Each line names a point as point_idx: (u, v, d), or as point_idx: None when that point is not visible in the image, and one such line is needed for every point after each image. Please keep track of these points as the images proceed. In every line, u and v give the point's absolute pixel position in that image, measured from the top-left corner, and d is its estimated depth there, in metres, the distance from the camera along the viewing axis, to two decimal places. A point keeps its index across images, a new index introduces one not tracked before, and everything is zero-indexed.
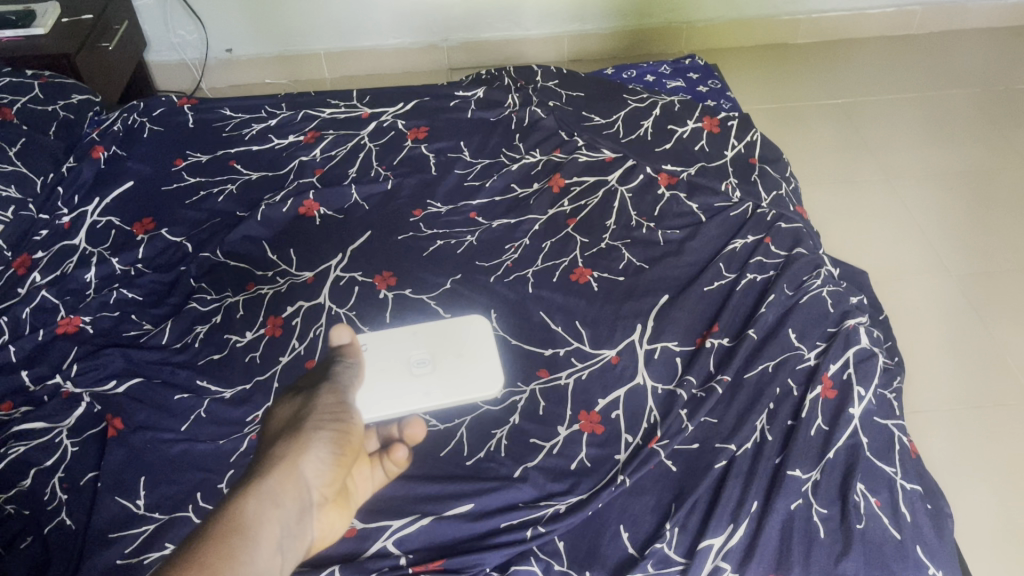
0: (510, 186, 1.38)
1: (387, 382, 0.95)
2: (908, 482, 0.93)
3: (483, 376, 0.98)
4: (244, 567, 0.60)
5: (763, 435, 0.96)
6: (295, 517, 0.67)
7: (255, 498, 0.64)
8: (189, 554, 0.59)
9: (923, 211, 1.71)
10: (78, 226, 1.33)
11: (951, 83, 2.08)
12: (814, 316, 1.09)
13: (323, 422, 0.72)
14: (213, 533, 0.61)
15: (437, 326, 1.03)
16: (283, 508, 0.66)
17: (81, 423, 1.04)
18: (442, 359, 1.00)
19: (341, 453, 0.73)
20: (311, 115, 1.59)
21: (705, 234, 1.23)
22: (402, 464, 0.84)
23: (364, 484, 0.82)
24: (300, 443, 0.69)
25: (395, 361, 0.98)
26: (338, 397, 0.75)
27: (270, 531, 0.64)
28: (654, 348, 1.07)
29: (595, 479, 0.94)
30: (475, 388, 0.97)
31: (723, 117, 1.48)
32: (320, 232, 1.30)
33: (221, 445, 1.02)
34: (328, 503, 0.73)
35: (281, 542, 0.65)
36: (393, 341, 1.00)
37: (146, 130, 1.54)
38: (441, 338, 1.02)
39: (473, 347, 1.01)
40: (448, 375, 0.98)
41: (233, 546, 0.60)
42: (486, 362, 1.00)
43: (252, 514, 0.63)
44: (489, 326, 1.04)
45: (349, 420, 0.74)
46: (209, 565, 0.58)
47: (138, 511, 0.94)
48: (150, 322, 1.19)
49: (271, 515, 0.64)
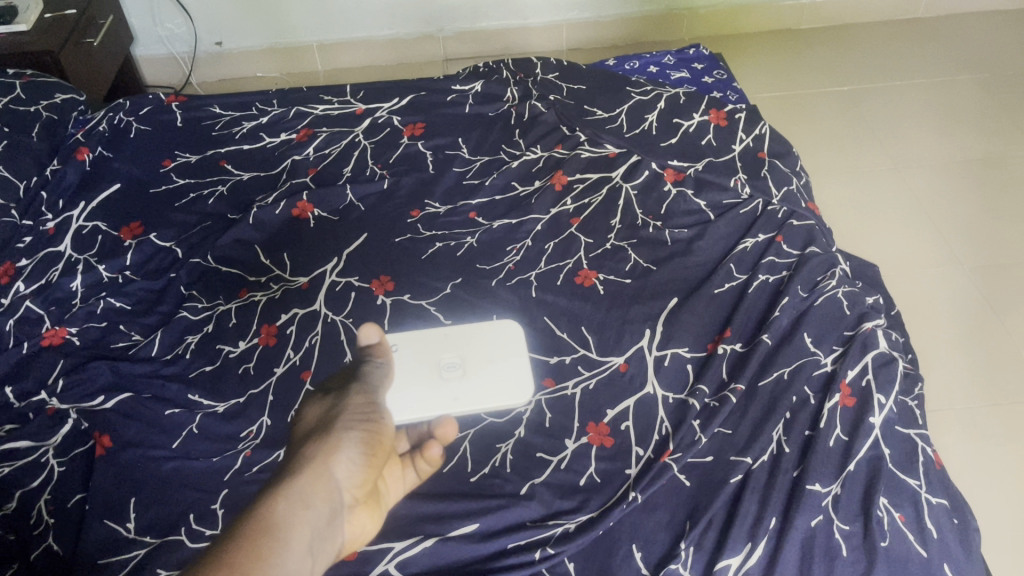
0: (510, 184, 1.33)
1: (416, 384, 0.93)
2: (933, 495, 0.88)
3: (514, 385, 0.96)
4: (275, 569, 0.60)
5: (780, 447, 0.92)
6: (326, 519, 0.67)
7: (285, 499, 0.64)
8: (220, 556, 0.59)
9: (933, 202, 1.67)
10: (64, 231, 1.28)
11: (958, 69, 2.03)
12: (830, 319, 1.05)
13: (354, 422, 0.72)
14: (244, 534, 0.61)
15: (466, 329, 1.00)
16: (314, 509, 0.66)
17: (68, 441, 1.00)
18: (472, 362, 0.97)
19: (371, 454, 0.73)
20: (303, 112, 1.53)
21: (714, 233, 1.19)
22: (435, 465, 0.82)
23: (395, 486, 0.81)
24: (330, 444, 0.69)
25: (425, 364, 0.95)
26: (368, 397, 0.75)
27: (301, 533, 0.64)
28: (665, 354, 1.03)
29: (605, 495, 0.90)
30: (504, 398, 0.95)
31: (730, 109, 1.41)
32: (314, 236, 1.25)
33: (215, 462, 0.97)
34: (358, 505, 0.73)
35: (312, 546, 0.65)
36: (423, 343, 0.98)
37: (132, 130, 1.49)
38: (471, 342, 0.99)
39: (504, 352, 0.98)
40: (478, 380, 0.96)
41: (264, 547, 0.60)
42: (517, 369, 0.97)
43: (282, 514, 0.63)
44: (520, 331, 1.01)
45: (378, 420, 0.74)
46: (239, 566, 0.58)
47: (128, 534, 0.90)
48: (140, 332, 1.14)
49: (303, 517, 0.64)
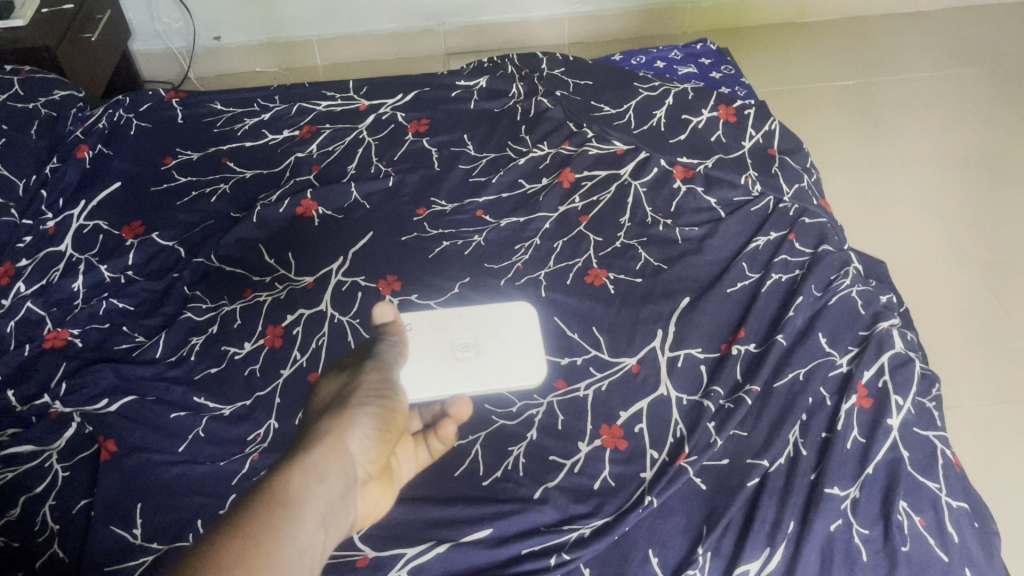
0: (517, 181, 1.31)
1: (430, 363, 0.96)
2: (954, 499, 0.87)
3: (526, 364, 0.98)
4: (289, 540, 0.60)
5: (797, 450, 0.90)
6: (339, 494, 0.68)
7: (300, 472, 0.65)
8: (235, 525, 0.59)
9: (941, 196, 1.66)
10: (65, 230, 1.26)
11: (964, 62, 2.02)
12: (845, 318, 1.04)
13: (369, 398, 0.73)
14: (259, 504, 0.62)
15: (480, 311, 1.03)
16: (328, 483, 0.66)
17: (71, 445, 0.98)
18: (485, 343, 1.00)
19: (384, 430, 0.74)
20: (306, 108, 1.51)
21: (725, 231, 1.17)
22: (447, 444, 0.86)
23: (408, 463, 0.85)
24: (345, 419, 0.70)
25: (439, 344, 0.98)
26: (382, 375, 0.76)
27: (315, 505, 0.64)
28: (677, 355, 1.01)
29: (620, 499, 0.88)
30: (516, 376, 0.97)
31: (739, 105, 1.39)
32: (318, 235, 1.24)
33: (222, 466, 0.96)
34: (371, 480, 0.74)
35: (325, 519, 0.65)
36: (439, 325, 1.01)
37: (133, 127, 1.47)
38: (486, 324, 1.02)
39: (517, 334, 1.01)
40: (491, 360, 0.98)
41: (278, 518, 0.61)
42: (530, 350, 0.99)
43: (296, 486, 0.64)
44: (533, 314, 1.03)
45: (393, 396, 0.75)
46: (254, 536, 0.59)
47: (135, 541, 0.89)
48: (143, 334, 1.12)
49: (316, 489, 0.65)
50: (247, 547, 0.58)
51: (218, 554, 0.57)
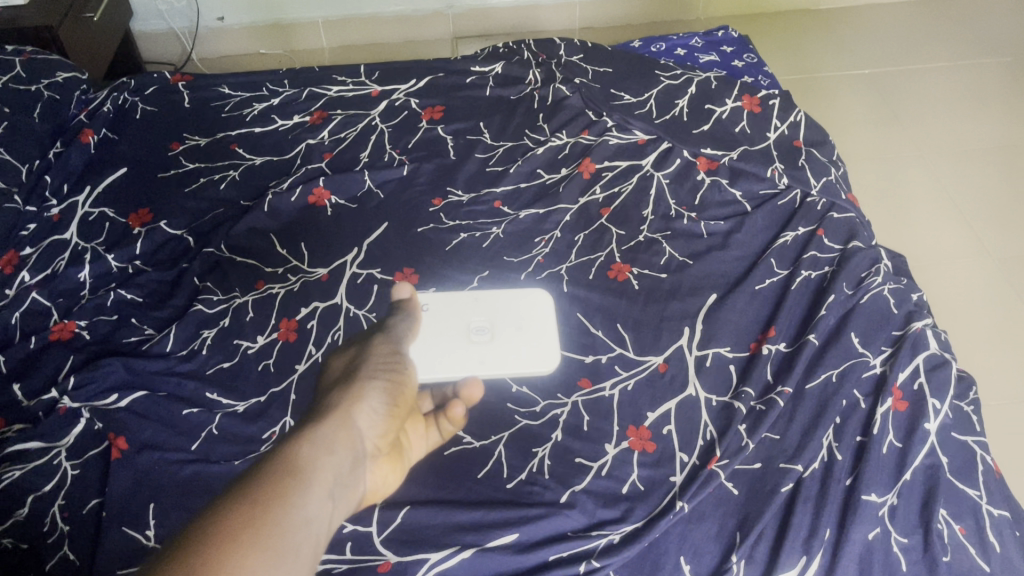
0: (536, 171, 1.28)
1: (443, 344, 0.96)
2: (994, 506, 0.85)
3: (540, 352, 0.97)
4: (299, 509, 0.59)
5: (832, 454, 0.88)
6: (351, 466, 0.66)
7: (311, 443, 0.63)
8: (244, 491, 0.58)
9: (961, 190, 1.62)
10: (69, 218, 1.22)
11: (981, 51, 1.99)
12: (877, 317, 1.01)
13: (379, 371, 0.72)
14: (269, 473, 0.60)
15: (497, 296, 1.02)
16: (341, 455, 0.65)
17: (81, 442, 0.95)
18: (500, 327, 0.98)
19: (394, 405, 0.72)
20: (316, 94, 1.47)
21: (752, 226, 1.14)
22: (457, 424, 0.83)
23: (419, 443, 0.82)
24: (356, 391, 0.69)
25: (455, 326, 0.98)
26: (392, 348, 0.76)
27: (327, 476, 0.62)
28: (706, 354, 0.99)
29: (650, 504, 0.86)
30: (528, 363, 0.96)
31: (764, 95, 1.35)
32: (333, 225, 1.20)
33: (236, 465, 0.93)
34: (382, 455, 0.72)
35: (337, 489, 0.63)
36: (455, 306, 1.00)
37: (138, 110, 1.43)
38: (502, 308, 1.00)
39: (533, 320, 0.99)
40: (506, 345, 0.97)
41: (289, 487, 0.59)
42: (544, 338, 0.98)
43: (307, 457, 0.62)
44: (549, 302, 1.02)
45: (401, 371, 0.74)
46: (263, 503, 0.57)
47: (148, 543, 0.86)
48: (153, 327, 1.09)
49: (329, 461, 0.63)
50: (255, 514, 0.56)
51: (227, 521, 0.55)
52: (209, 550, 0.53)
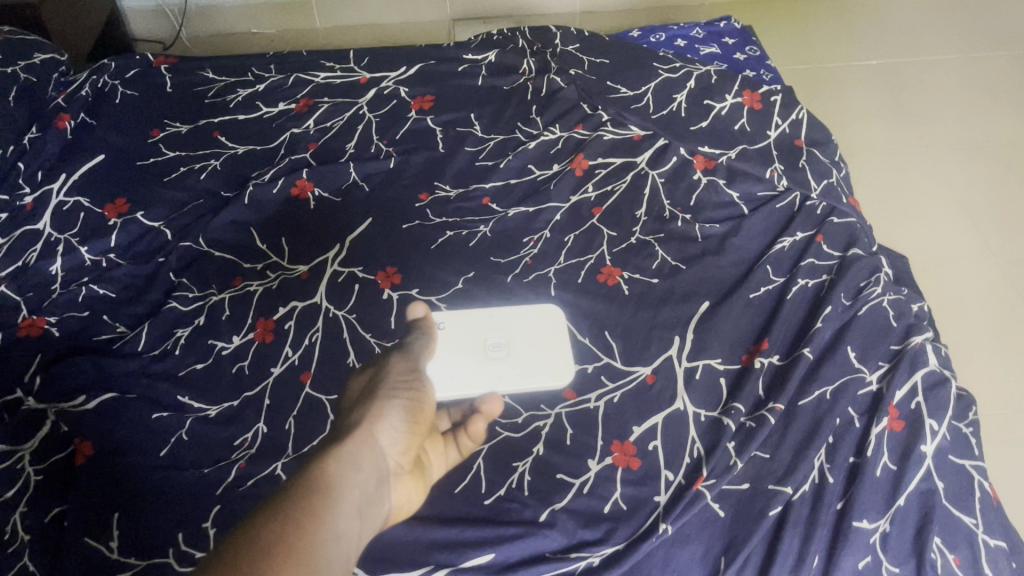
0: (526, 167, 1.23)
1: (459, 362, 0.93)
2: (991, 536, 0.82)
3: (557, 368, 0.94)
4: (329, 525, 0.60)
5: (823, 476, 0.84)
6: (375, 484, 0.68)
7: (336, 461, 0.65)
8: (278, 505, 0.59)
9: (969, 188, 1.57)
10: (43, 207, 1.18)
11: (995, 44, 1.93)
12: (876, 331, 0.97)
13: (396, 390, 0.74)
14: (299, 488, 0.61)
15: (513, 310, 0.99)
16: (364, 473, 0.66)
17: (46, 446, 0.91)
18: (516, 343, 0.95)
19: (414, 421, 0.74)
20: (303, 80, 1.43)
21: (749, 229, 1.10)
22: (477, 440, 0.85)
23: (439, 462, 0.83)
24: (376, 410, 0.71)
25: (470, 344, 0.95)
26: (410, 365, 0.77)
27: (352, 494, 0.64)
28: (696, 366, 0.95)
29: (634, 524, 0.83)
30: (546, 377, 0.93)
31: (765, 91, 1.30)
32: (315, 220, 1.16)
33: (205, 473, 0.89)
34: (403, 473, 0.74)
35: (362, 507, 0.65)
36: (469, 322, 0.97)
37: (118, 95, 1.38)
38: (518, 323, 0.97)
39: (549, 335, 0.96)
40: (523, 361, 0.94)
41: (318, 504, 0.60)
42: (560, 352, 0.95)
43: (334, 475, 0.63)
44: (563, 316, 0.99)
45: (420, 389, 0.76)
46: (295, 518, 0.58)
47: (111, 555, 0.82)
48: (125, 324, 1.05)
49: (353, 479, 0.65)
50: (289, 529, 0.56)
51: (260, 535, 0.55)
52: (249, 569, 0.53)
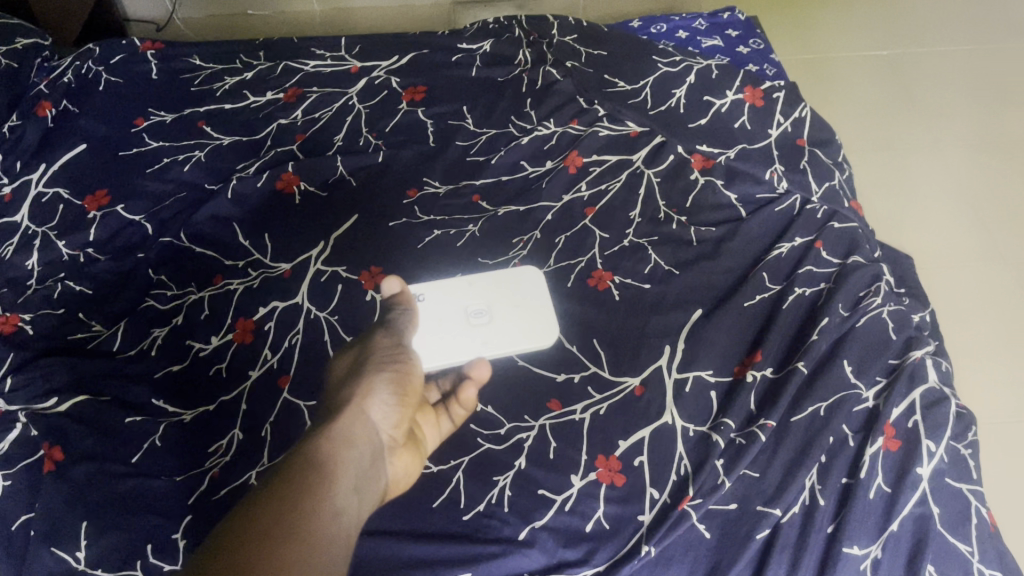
0: (518, 164, 1.20)
1: (443, 329, 0.89)
2: (987, 566, 0.79)
3: (539, 330, 0.92)
4: (326, 503, 0.58)
5: (814, 497, 0.82)
6: (370, 458, 0.66)
7: (328, 439, 0.63)
8: (272, 487, 0.57)
9: (977, 185, 1.53)
10: (21, 198, 1.15)
11: (1010, 36, 1.87)
12: (874, 344, 0.94)
13: (385, 363, 0.72)
14: (292, 469, 0.59)
15: (490, 276, 0.96)
16: (358, 448, 0.65)
17: (16, 448, 0.89)
18: (498, 309, 0.93)
19: (404, 394, 0.72)
20: (292, 69, 1.39)
21: (746, 234, 1.07)
22: (468, 410, 0.83)
23: (432, 433, 0.82)
24: (365, 385, 0.69)
25: (452, 310, 0.91)
26: (395, 340, 0.75)
27: (348, 469, 0.62)
28: (686, 378, 0.91)
29: (616, 545, 0.80)
30: (530, 339, 0.91)
31: (768, 86, 1.25)
32: (299, 216, 1.13)
33: (177, 481, 0.87)
34: (399, 446, 0.72)
35: (358, 483, 0.63)
36: (448, 289, 0.93)
37: (102, 81, 1.34)
38: (497, 288, 0.95)
39: (529, 297, 0.94)
40: (506, 326, 0.92)
41: (314, 483, 0.58)
42: (541, 315, 0.93)
43: (327, 453, 0.62)
44: (542, 278, 0.97)
45: (407, 362, 0.74)
46: (292, 498, 0.57)
47: (78, 566, 0.80)
48: (102, 322, 1.02)
49: (347, 455, 0.63)
50: (286, 511, 0.55)
51: (257, 519, 0.54)
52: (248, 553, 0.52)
